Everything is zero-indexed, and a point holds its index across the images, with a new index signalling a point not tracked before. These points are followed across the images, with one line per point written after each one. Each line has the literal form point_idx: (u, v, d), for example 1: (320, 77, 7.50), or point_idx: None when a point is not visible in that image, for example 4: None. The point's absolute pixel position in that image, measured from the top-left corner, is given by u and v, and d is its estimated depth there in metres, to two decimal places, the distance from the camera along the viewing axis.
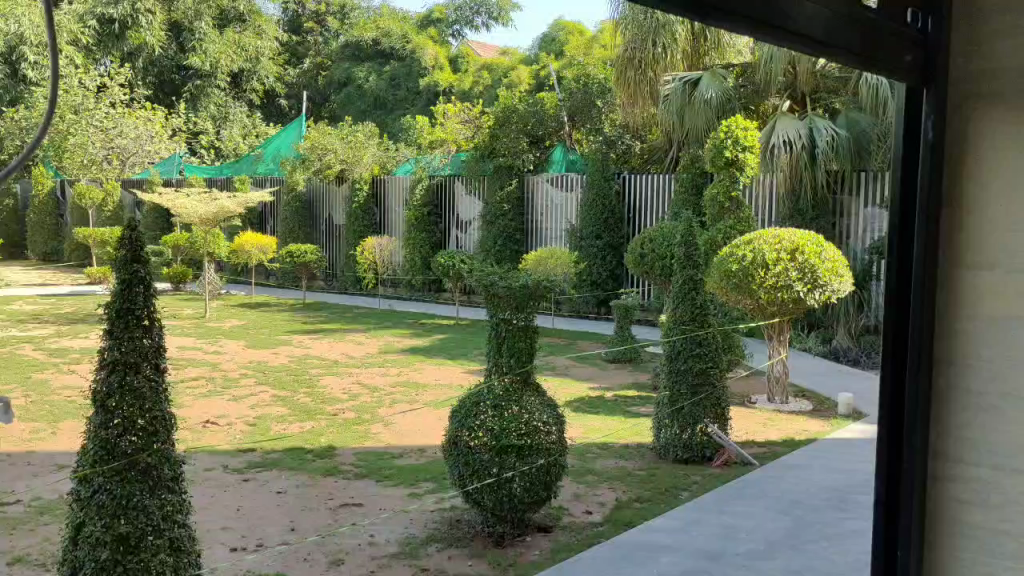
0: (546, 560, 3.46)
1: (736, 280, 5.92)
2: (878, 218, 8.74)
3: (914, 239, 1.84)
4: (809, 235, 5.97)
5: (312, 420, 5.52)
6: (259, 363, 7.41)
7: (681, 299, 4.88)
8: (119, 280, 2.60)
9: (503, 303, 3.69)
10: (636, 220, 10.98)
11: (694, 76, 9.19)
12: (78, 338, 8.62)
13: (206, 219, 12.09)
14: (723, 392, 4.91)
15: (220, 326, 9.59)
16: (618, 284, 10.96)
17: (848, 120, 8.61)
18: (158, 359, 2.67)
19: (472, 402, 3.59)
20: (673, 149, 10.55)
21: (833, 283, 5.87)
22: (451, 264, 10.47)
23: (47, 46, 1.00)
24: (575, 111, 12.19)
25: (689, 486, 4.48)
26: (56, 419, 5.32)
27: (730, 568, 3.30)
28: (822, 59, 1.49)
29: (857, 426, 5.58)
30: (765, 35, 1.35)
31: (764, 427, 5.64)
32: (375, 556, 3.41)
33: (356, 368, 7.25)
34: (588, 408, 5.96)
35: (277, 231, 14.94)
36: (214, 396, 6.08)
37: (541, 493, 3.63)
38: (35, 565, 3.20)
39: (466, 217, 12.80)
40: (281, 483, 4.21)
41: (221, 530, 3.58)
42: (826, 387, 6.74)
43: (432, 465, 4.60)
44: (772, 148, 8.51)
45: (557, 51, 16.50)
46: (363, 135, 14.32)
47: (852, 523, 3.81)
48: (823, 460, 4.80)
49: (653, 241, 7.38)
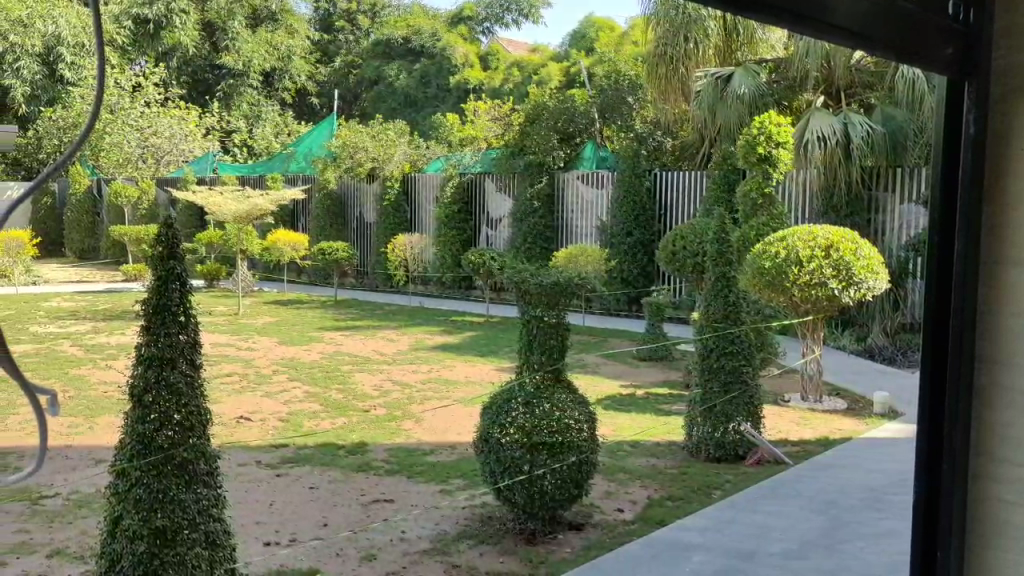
0: (578, 558, 3.45)
1: (769, 278, 5.85)
2: (916, 215, 8.67)
3: (956, 236, 1.80)
4: (844, 231, 5.91)
5: (345, 416, 5.55)
6: (293, 359, 7.47)
7: (714, 296, 4.84)
8: (156, 276, 2.63)
9: (535, 299, 3.67)
10: (668, 217, 10.99)
11: (726, 72, 9.11)
12: (114, 334, 8.72)
13: (239, 217, 12.45)
14: (756, 391, 4.88)
15: (254, 323, 9.68)
16: (649, 281, 10.96)
17: (883, 116, 8.49)
18: (193, 355, 2.70)
19: (504, 398, 3.58)
20: (704, 147, 10.47)
21: (869, 280, 5.83)
22: (483, 261, 10.45)
23: (96, 47, 1.05)
24: (607, 108, 11.90)
25: (721, 485, 4.44)
26: (94, 413, 5.40)
27: (765, 567, 3.27)
28: (859, 53, 1.46)
29: (892, 426, 5.50)
30: (803, 28, 1.33)
31: (799, 426, 5.58)
32: (407, 552, 3.42)
33: (387, 365, 7.28)
34: (619, 405, 5.94)
35: (309, 229, 15.08)
36: (248, 392, 6.15)
37: (572, 490, 3.64)
38: (74, 557, 3.25)
39: (497, 215, 13.02)
40: (314, 479, 4.24)
41: (255, 525, 3.60)
42: (862, 386, 6.65)
43: (464, 462, 4.61)
44: (806, 144, 8.42)
45: (588, 47, 16.48)
46: (394, 132, 14.35)
47: (888, 523, 3.76)
48: (858, 460, 4.75)
49: (685, 238, 7.36)
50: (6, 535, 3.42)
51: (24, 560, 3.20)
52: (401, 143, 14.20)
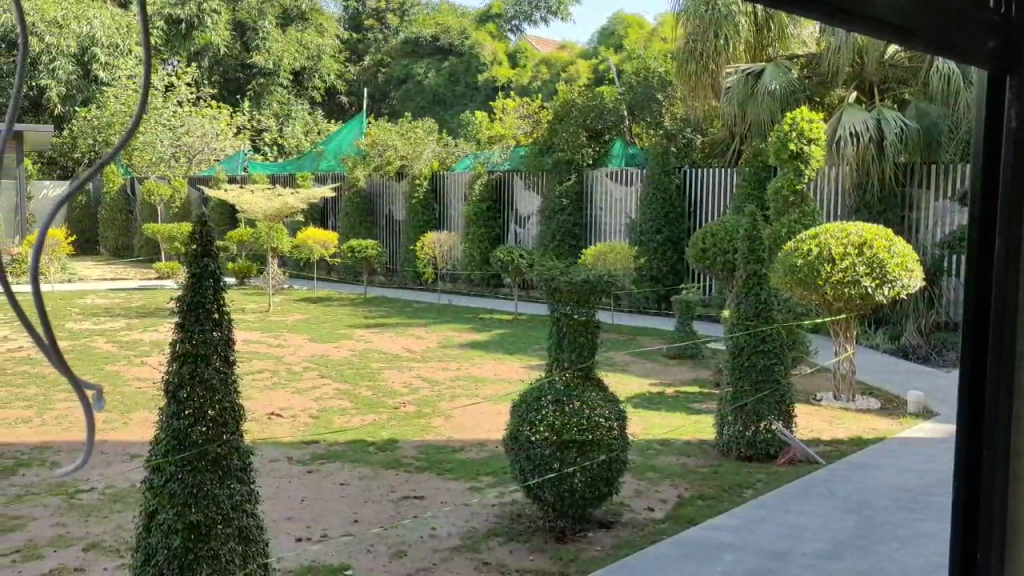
0: (608, 556, 3.44)
1: (801, 275, 5.80)
2: (951, 212, 8.56)
3: (996, 235, 1.77)
4: (877, 229, 5.84)
5: (375, 413, 5.58)
6: (322, 356, 7.55)
7: (745, 293, 4.80)
8: (190, 273, 2.67)
9: (565, 296, 3.69)
10: (698, 214, 10.88)
11: (757, 68, 9.00)
12: (148, 331, 8.85)
13: (269, 215, 12.33)
14: (787, 390, 4.84)
15: (283, 319, 9.80)
16: (679, 279, 10.90)
17: (918, 112, 8.34)
18: (227, 351, 2.73)
19: (534, 396, 3.58)
20: (734, 145, 10.20)
21: (902, 278, 5.75)
22: (511, 260, 10.50)
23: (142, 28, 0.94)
24: (635, 104, 11.70)
25: (752, 484, 4.39)
26: (131, 409, 5.49)
27: (797, 567, 3.24)
28: (897, 44, 1.44)
29: (927, 426, 5.43)
30: (844, 22, 1.31)
31: (831, 426, 5.51)
32: (436, 549, 3.43)
33: (417, 362, 7.33)
34: (649, 403, 5.93)
35: (339, 225, 15.26)
36: (280, 389, 6.21)
37: (603, 488, 3.60)
38: (110, 551, 3.29)
39: (526, 212, 12.78)
40: (345, 475, 4.27)
41: (287, 520, 3.65)
42: (896, 386, 6.55)
43: (493, 459, 4.62)
44: (839, 140, 8.30)
45: (616, 44, 16.76)
46: (422, 130, 14.20)
47: (924, 524, 3.71)
48: (892, 460, 4.69)
49: (715, 235, 7.30)
50: (44, 528, 3.49)
51: (61, 553, 3.25)
52: (429, 140, 14.07)
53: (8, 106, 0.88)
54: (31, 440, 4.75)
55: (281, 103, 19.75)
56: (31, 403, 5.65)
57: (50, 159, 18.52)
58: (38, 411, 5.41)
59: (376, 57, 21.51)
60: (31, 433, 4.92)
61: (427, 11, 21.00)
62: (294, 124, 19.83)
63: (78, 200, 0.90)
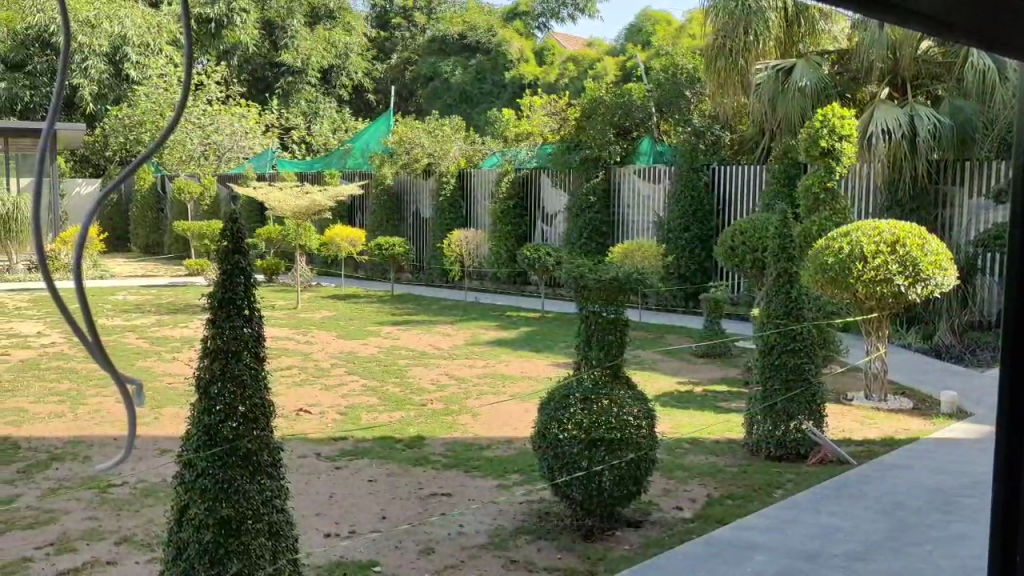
0: (637, 554, 3.41)
1: (833, 273, 5.74)
2: (987, 210, 8.37)
3: None
4: (910, 227, 5.77)
5: (402, 410, 5.58)
6: (351, 353, 7.58)
7: (776, 292, 4.76)
8: (221, 271, 2.69)
9: (593, 294, 3.66)
10: (726, 211, 10.81)
11: (788, 64, 8.96)
12: (178, 327, 8.93)
13: (298, 212, 12.31)
14: (818, 389, 4.78)
15: (311, 317, 9.84)
16: (708, 276, 10.81)
17: (951, 108, 8.24)
18: (258, 348, 2.75)
19: (562, 394, 3.58)
20: (763, 140, 10.17)
21: (936, 277, 5.66)
22: (538, 257, 10.50)
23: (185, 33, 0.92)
24: (663, 101, 11.56)
25: (782, 484, 4.34)
26: (162, 404, 5.53)
27: (829, 568, 3.21)
28: (928, 35, 1.38)
29: (961, 426, 5.36)
30: (881, 15, 1.26)
31: (863, 426, 5.44)
32: (465, 546, 3.42)
33: (444, 360, 7.31)
34: (677, 403, 5.89)
35: (367, 223, 15.39)
36: (307, 385, 6.25)
37: (631, 488, 3.56)
38: (141, 545, 3.31)
39: (553, 210, 12.74)
40: (373, 472, 4.28)
41: (316, 516, 3.67)
42: (929, 386, 6.46)
43: (520, 457, 4.60)
44: (870, 138, 8.24)
45: (643, 41, 16.81)
46: (450, 128, 14.27)
47: (959, 526, 3.65)
48: (924, 461, 4.62)
49: (745, 233, 7.23)
50: (77, 521, 3.53)
51: (94, 546, 3.28)
52: (457, 138, 14.06)
53: (52, 98, 0.88)
54: (64, 435, 4.81)
55: (309, 101, 20.54)
56: (63, 398, 5.71)
57: (82, 157, 18.81)
58: (71, 406, 5.49)
59: (403, 55, 21.78)
60: (63, 427, 4.98)
61: (453, 8, 21.14)
62: (322, 121, 20.28)
63: (115, 195, 0.88)
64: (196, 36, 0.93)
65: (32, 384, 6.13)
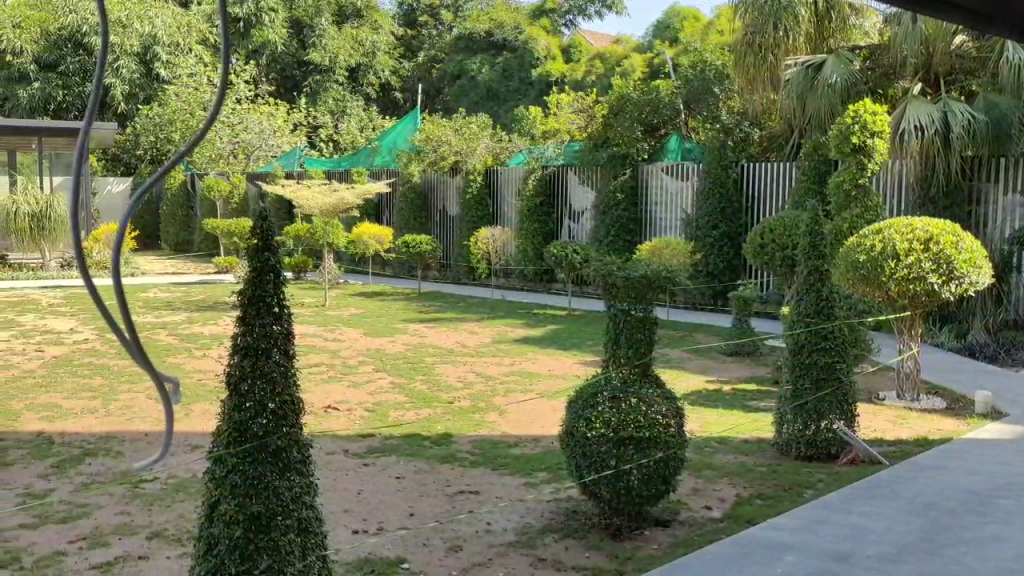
0: (665, 554, 3.39)
1: (864, 271, 5.68)
2: (1021, 206, 8.22)
3: None
4: (944, 224, 5.70)
5: (429, 407, 5.60)
6: (378, 350, 7.60)
7: (806, 291, 4.73)
8: (251, 268, 2.70)
9: (622, 293, 3.64)
10: (756, 209, 10.69)
11: (818, 60, 8.89)
12: (207, 325, 9.00)
13: (325, 209, 12.35)
14: (850, 387, 4.72)
15: (339, 315, 9.89)
16: (735, 275, 10.69)
17: (986, 104, 8.06)
18: (287, 345, 2.76)
19: (590, 393, 3.57)
20: (794, 137, 10.07)
21: (970, 275, 5.59)
22: (565, 255, 10.49)
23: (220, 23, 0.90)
24: (691, 96, 11.57)
25: (813, 484, 4.29)
26: (193, 400, 5.59)
27: (860, 569, 3.18)
28: (969, 27, 1.36)
29: (996, 427, 5.27)
30: (925, 10, 1.23)
31: (895, 426, 5.37)
32: (492, 544, 3.42)
33: (470, 358, 7.31)
34: (706, 401, 5.87)
35: (394, 221, 15.46)
36: (335, 382, 6.29)
37: (659, 487, 3.53)
38: (173, 540, 3.34)
39: (580, 207, 12.66)
40: (400, 469, 4.30)
41: (344, 513, 3.68)
42: (962, 386, 6.36)
43: (548, 455, 4.59)
44: (902, 134, 8.12)
45: (671, 37, 16.74)
46: (476, 125, 14.34)
47: (994, 528, 3.59)
48: (956, 462, 4.55)
49: (774, 230, 7.16)
50: (109, 516, 3.57)
51: (125, 541, 3.31)
52: (484, 136, 14.15)
53: (89, 96, 0.87)
54: (98, 430, 4.88)
55: (336, 100, 20.63)
56: (96, 394, 5.78)
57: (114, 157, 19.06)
58: (104, 402, 5.56)
59: (430, 52, 21.88)
60: (97, 423, 5.05)
61: (481, 6, 21.13)
62: (350, 120, 20.35)
63: (149, 193, 0.88)
64: (229, 32, 0.92)
65: (66, 379, 6.22)
